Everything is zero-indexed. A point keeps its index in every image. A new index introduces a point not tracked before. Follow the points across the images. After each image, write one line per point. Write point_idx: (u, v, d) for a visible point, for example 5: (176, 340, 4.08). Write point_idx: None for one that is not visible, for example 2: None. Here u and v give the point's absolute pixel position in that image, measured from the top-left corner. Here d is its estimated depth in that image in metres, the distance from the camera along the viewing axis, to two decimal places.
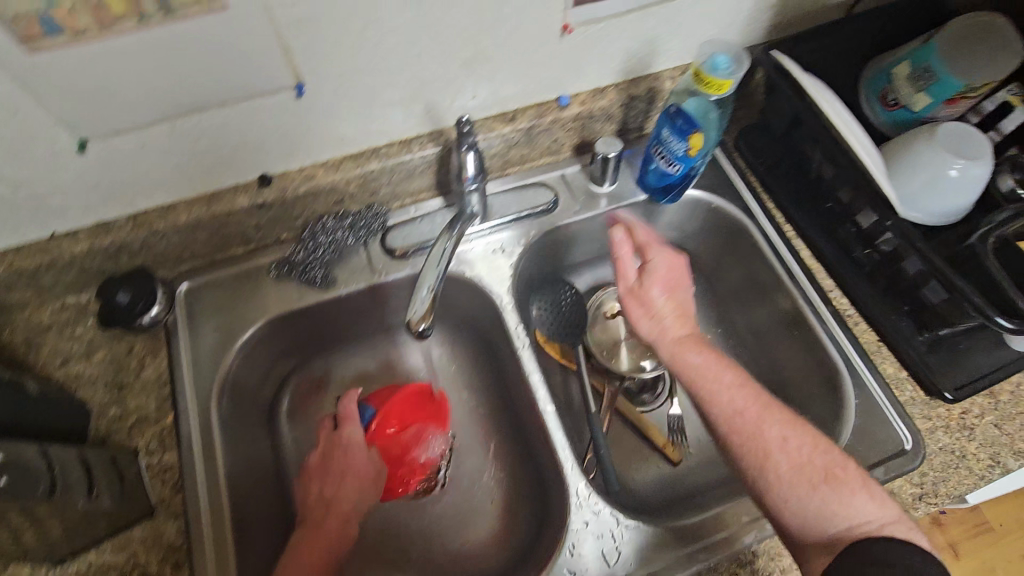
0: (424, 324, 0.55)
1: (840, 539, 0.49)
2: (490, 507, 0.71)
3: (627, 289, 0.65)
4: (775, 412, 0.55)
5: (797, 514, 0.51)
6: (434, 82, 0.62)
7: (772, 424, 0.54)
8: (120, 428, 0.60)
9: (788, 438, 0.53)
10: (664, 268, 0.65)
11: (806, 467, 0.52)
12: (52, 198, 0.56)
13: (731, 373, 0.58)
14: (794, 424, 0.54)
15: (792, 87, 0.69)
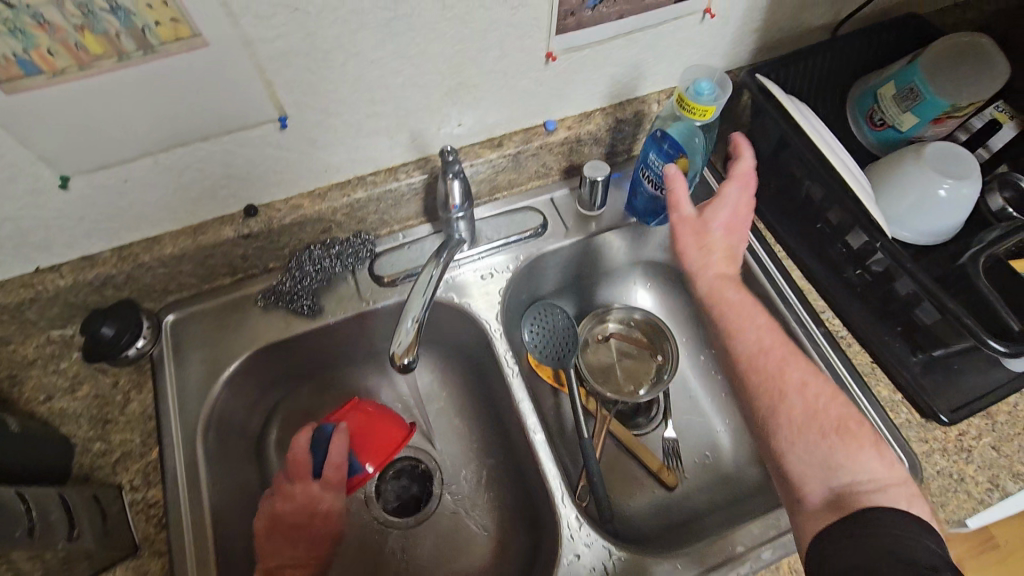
0: (408, 358, 0.54)
1: (839, 493, 0.50)
2: (484, 537, 0.70)
3: (679, 220, 0.64)
4: (798, 360, 0.57)
5: (803, 460, 0.53)
6: (418, 110, 0.62)
7: (792, 369, 0.56)
8: (104, 464, 0.59)
9: (808, 383, 0.55)
10: (741, 206, 0.64)
11: (825, 413, 0.54)
12: (35, 233, 0.56)
13: (764, 316, 0.60)
14: (816, 373, 0.56)
15: (777, 110, 0.69)
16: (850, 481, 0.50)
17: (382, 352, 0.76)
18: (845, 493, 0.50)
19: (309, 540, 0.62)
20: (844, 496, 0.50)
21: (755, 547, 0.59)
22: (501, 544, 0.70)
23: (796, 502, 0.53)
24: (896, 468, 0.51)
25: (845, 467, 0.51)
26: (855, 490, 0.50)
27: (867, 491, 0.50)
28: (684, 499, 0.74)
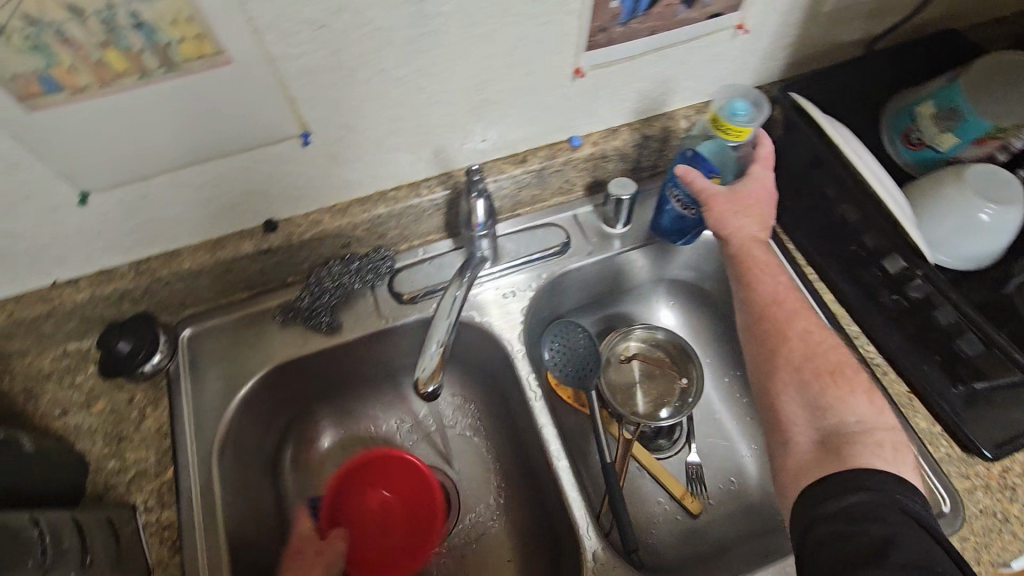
0: (432, 384, 0.54)
1: (828, 435, 0.52)
2: (506, 564, 0.69)
3: (705, 197, 0.62)
4: (806, 311, 0.59)
5: (798, 399, 0.55)
6: (442, 127, 0.61)
7: (802, 318, 0.58)
8: (119, 482, 0.58)
9: (816, 331, 0.58)
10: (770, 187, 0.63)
11: (830, 358, 0.56)
12: (53, 248, 0.55)
13: (783, 273, 0.61)
14: (824, 325, 0.59)
15: (813, 129, 0.67)
16: (838, 420, 0.53)
17: (400, 368, 0.75)
18: (833, 435, 0.52)
19: None
20: (832, 437, 0.52)
21: None
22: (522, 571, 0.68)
23: (782, 444, 0.55)
24: (885, 415, 0.53)
25: (839, 410, 0.53)
26: (842, 431, 0.52)
27: (853, 432, 0.52)
28: (710, 527, 0.71)
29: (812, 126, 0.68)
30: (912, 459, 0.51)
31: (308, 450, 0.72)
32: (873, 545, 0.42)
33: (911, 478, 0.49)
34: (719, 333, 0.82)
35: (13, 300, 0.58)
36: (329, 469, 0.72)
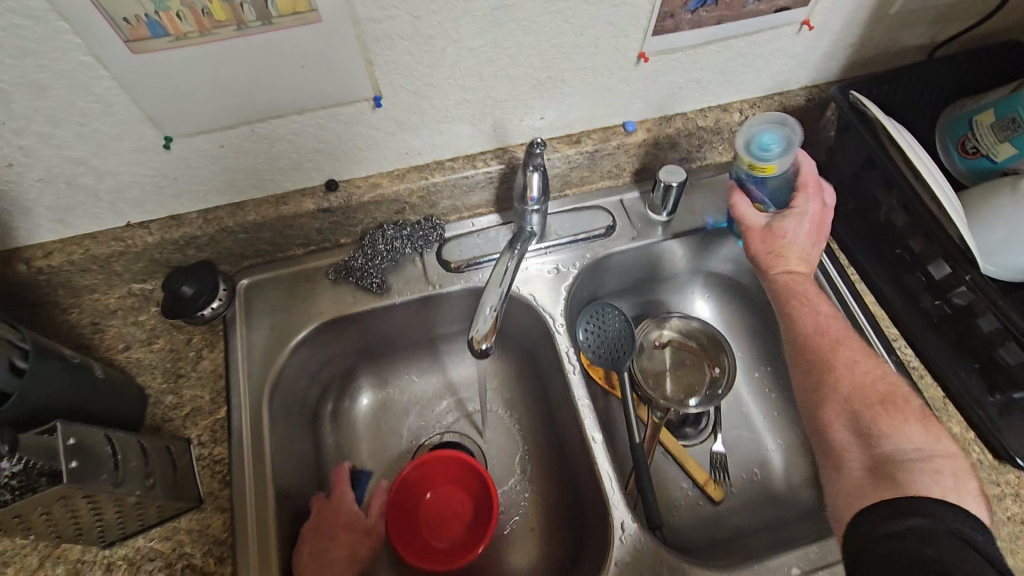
0: (486, 344, 0.55)
1: (881, 461, 0.54)
2: (529, 535, 0.71)
3: (748, 228, 0.67)
4: (854, 341, 0.61)
5: (845, 426, 0.57)
6: (505, 102, 0.62)
7: (847, 349, 0.60)
8: (175, 416, 0.62)
9: (863, 362, 0.59)
10: (815, 217, 0.65)
11: (883, 386, 0.58)
12: (131, 189, 0.58)
13: (828, 303, 0.64)
14: (872, 355, 0.61)
15: (868, 128, 0.68)
16: (893, 448, 0.54)
17: (441, 336, 0.78)
18: (886, 460, 0.54)
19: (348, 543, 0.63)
20: (886, 460, 0.54)
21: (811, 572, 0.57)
22: (546, 542, 0.70)
23: (834, 469, 0.57)
24: (940, 440, 0.54)
25: (896, 436, 0.54)
26: (898, 458, 0.53)
27: (910, 458, 0.53)
28: (733, 515, 0.73)
29: (868, 125, 0.68)
30: (975, 486, 0.52)
31: (348, 406, 0.75)
32: (927, 566, 0.43)
33: (973, 505, 0.50)
34: (754, 327, 0.83)
35: (88, 237, 0.62)
36: (366, 425, 0.75)
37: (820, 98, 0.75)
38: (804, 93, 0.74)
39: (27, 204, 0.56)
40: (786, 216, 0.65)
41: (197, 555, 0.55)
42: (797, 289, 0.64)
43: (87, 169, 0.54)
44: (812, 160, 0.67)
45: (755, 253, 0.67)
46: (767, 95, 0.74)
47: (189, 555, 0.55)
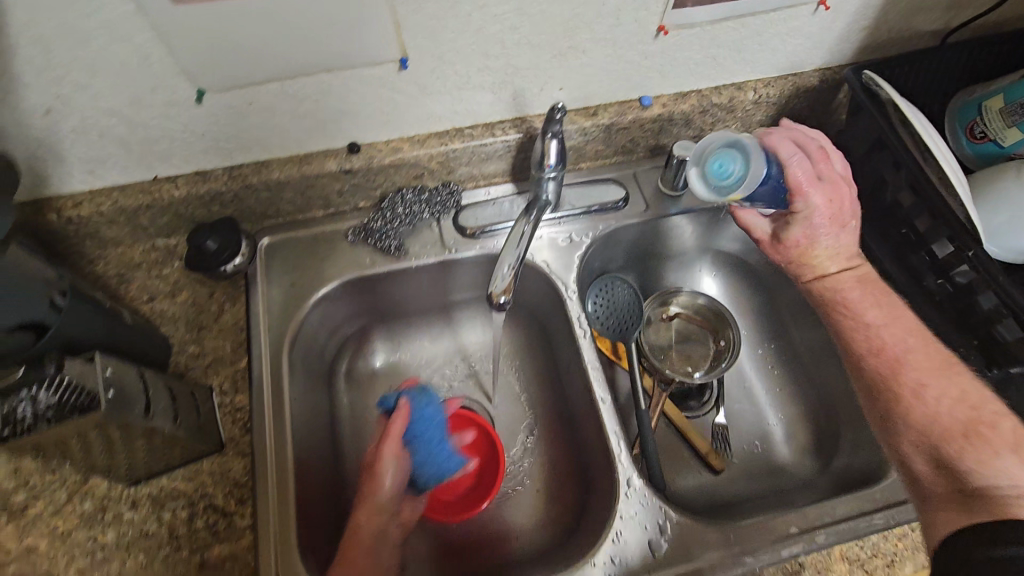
0: (504, 298, 0.58)
1: (972, 494, 0.51)
2: (535, 495, 0.73)
3: (759, 240, 0.67)
4: (928, 356, 0.58)
5: (924, 459, 0.55)
6: (526, 70, 0.64)
7: (916, 370, 0.58)
8: (197, 365, 0.64)
9: (932, 380, 0.57)
10: (824, 213, 0.63)
11: (963, 411, 0.55)
12: (160, 143, 0.60)
13: (877, 310, 0.62)
14: (947, 364, 0.58)
15: (879, 109, 0.69)
16: (987, 484, 0.50)
17: (454, 302, 0.80)
18: (978, 494, 0.50)
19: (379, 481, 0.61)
20: (981, 493, 0.50)
21: (809, 530, 0.59)
22: (550, 501, 0.72)
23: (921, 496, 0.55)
24: None
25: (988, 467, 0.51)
26: (993, 496, 0.50)
27: (1007, 495, 0.49)
28: (734, 484, 0.75)
29: (879, 107, 0.70)
30: None
31: (362, 366, 0.77)
32: None
33: None
34: (759, 305, 0.85)
35: (117, 189, 0.63)
36: (379, 385, 0.78)
37: (833, 79, 0.77)
38: (817, 75, 0.76)
39: (61, 154, 0.58)
40: (792, 225, 0.64)
41: (219, 496, 0.58)
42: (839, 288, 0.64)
43: (120, 120, 0.56)
44: (796, 152, 0.61)
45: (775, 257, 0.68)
46: (781, 75, 0.76)
47: (212, 496, 0.58)
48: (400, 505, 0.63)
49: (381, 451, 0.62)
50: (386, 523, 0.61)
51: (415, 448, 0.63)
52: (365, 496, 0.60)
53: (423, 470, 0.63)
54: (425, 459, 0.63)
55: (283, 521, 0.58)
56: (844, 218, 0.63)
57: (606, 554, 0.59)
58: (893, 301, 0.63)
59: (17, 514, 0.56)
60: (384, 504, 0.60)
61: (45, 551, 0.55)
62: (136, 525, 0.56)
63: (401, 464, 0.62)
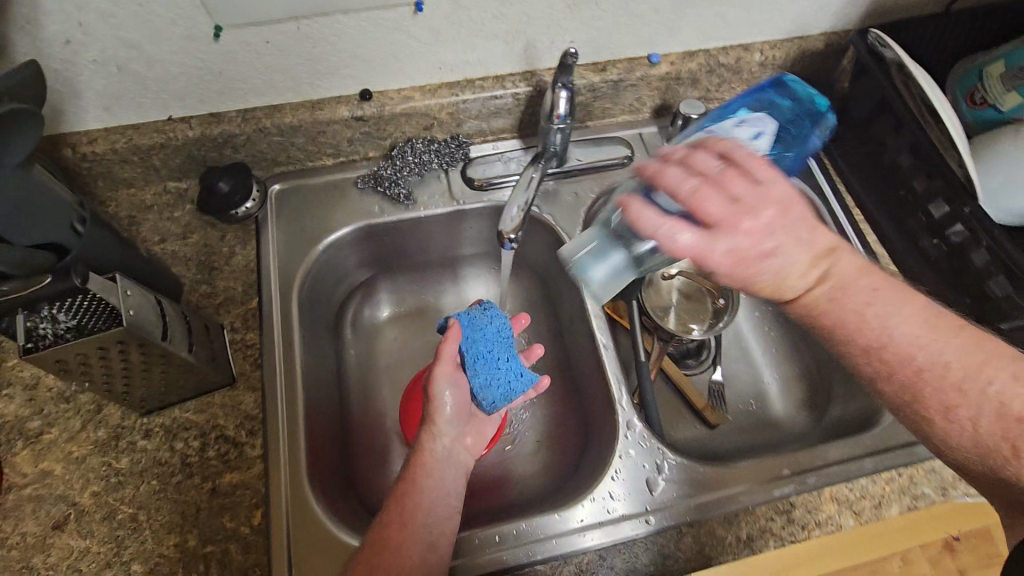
0: (513, 236, 0.60)
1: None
2: (534, 445, 0.75)
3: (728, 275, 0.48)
4: (953, 367, 0.46)
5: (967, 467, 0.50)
6: (538, 21, 0.64)
7: (939, 388, 0.47)
8: (209, 303, 0.65)
9: (958, 399, 0.46)
10: (740, 262, 0.47)
11: (1005, 421, 0.44)
12: (177, 81, 0.61)
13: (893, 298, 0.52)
14: (978, 371, 0.46)
15: (883, 70, 0.71)
16: None
17: (460, 257, 0.81)
18: None
19: (438, 410, 0.58)
20: None
21: (800, 473, 0.61)
22: (549, 449, 0.74)
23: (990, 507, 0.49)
24: None
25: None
26: None
27: None
28: (728, 437, 0.76)
29: (884, 70, 0.71)
30: None
31: (368, 316, 0.79)
32: None
33: None
34: None
35: (131, 128, 0.64)
36: (384, 335, 0.79)
37: (838, 44, 0.78)
38: (824, 39, 0.77)
39: (77, 87, 0.58)
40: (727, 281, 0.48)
41: (231, 427, 0.60)
42: (838, 294, 0.49)
43: (139, 54, 0.57)
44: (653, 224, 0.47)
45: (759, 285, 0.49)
46: (788, 37, 0.76)
47: (224, 427, 0.59)
48: (467, 427, 0.61)
49: (434, 376, 0.57)
50: (452, 444, 0.59)
51: (473, 370, 0.58)
52: (427, 420, 0.58)
53: (486, 392, 0.57)
54: (488, 379, 0.58)
55: (292, 452, 0.59)
56: (776, 249, 0.47)
57: (605, 489, 0.61)
58: (889, 294, 0.49)
59: (33, 440, 0.58)
60: (445, 425, 0.58)
61: (60, 475, 0.56)
62: (149, 453, 0.58)
63: (456, 386, 0.58)
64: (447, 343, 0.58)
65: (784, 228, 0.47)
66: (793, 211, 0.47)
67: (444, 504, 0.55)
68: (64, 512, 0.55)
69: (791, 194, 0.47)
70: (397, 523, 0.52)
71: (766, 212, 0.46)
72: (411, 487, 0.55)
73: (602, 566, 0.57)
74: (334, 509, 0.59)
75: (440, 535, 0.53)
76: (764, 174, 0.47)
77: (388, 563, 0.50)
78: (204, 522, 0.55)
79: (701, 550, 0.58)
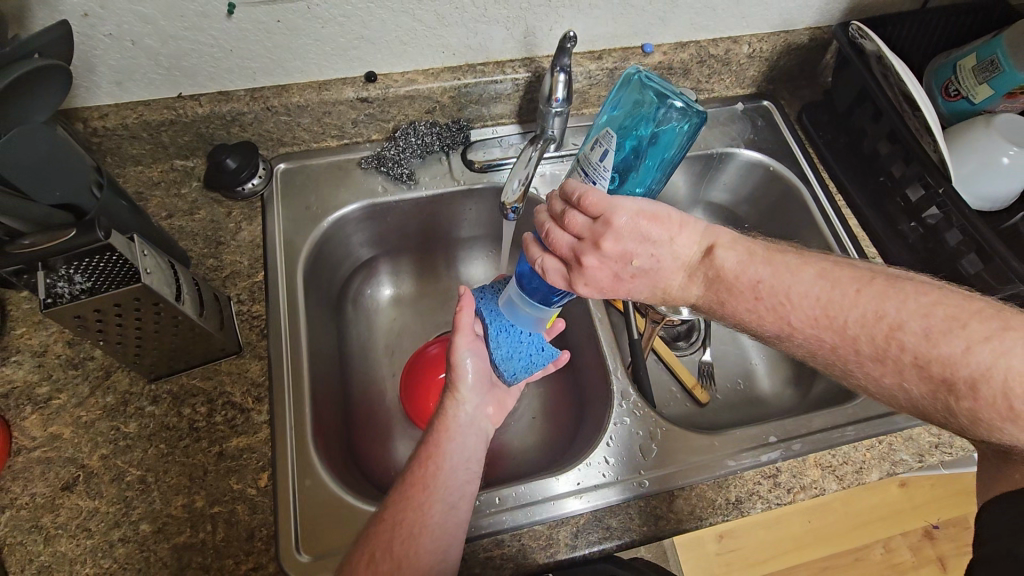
0: (514, 208, 0.63)
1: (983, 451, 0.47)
2: (531, 422, 0.77)
3: (603, 293, 0.52)
4: (863, 342, 0.49)
5: None
6: (537, 8, 0.67)
7: (859, 362, 0.50)
8: (216, 277, 0.67)
9: (878, 369, 0.49)
10: (604, 283, 0.51)
11: (929, 381, 0.46)
12: (188, 58, 0.62)
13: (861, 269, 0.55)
14: (886, 342, 0.48)
15: (863, 61, 0.74)
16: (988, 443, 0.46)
17: (458, 238, 0.84)
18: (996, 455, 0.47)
19: (461, 377, 0.59)
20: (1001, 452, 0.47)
21: (785, 440, 0.64)
22: (548, 424, 0.76)
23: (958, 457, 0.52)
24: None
25: (986, 430, 0.45)
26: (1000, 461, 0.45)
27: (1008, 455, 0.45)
28: (718, 413, 0.79)
29: (866, 62, 0.74)
30: None
31: (369, 294, 0.82)
32: None
33: None
34: None
35: (142, 104, 0.66)
36: (384, 314, 0.82)
37: (822, 39, 0.82)
38: (808, 33, 0.81)
39: (92, 61, 0.60)
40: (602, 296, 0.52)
41: (237, 393, 0.61)
42: (726, 296, 0.52)
43: (154, 29, 0.59)
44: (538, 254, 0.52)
45: (634, 292, 0.53)
46: (775, 31, 0.80)
47: (230, 393, 0.61)
48: (490, 397, 0.61)
49: (453, 346, 0.59)
50: (476, 413, 0.60)
51: (495, 342, 0.58)
52: (451, 387, 0.59)
53: (508, 363, 0.58)
54: (509, 352, 0.58)
55: (298, 417, 0.61)
56: (634, 271, 0.51)
57: (599, 455, 0.63)
58: (775, 276, 0.52)
59: (41, 405, 0.59)
60: (469, 393, 0.59)
61: (69, 438, 0.57)
62: (157, 418, 0.59)
63: (477, 355, 0.59)
64: (463, 314, 0.59)
65: (640, 252, 0.51)
66: (640, 232, 0.50)
67: (466, 470, 0.57)
68: (72, 474, 0.56)
69: (638, 216, 0.49)
70: (419, 485, 0.54)
71: (617, 243, 0.49)
72: (433, 452, 0.57)
73: (597, 527, 0.59)
74: (340, 475, 0.61)
75: (461, 498, 0.55)
76: (604, 207, 0.49)
77: (412, 520, 0.53)
78: (212, 484, 0.57)
79: (692, 510, 0.60)
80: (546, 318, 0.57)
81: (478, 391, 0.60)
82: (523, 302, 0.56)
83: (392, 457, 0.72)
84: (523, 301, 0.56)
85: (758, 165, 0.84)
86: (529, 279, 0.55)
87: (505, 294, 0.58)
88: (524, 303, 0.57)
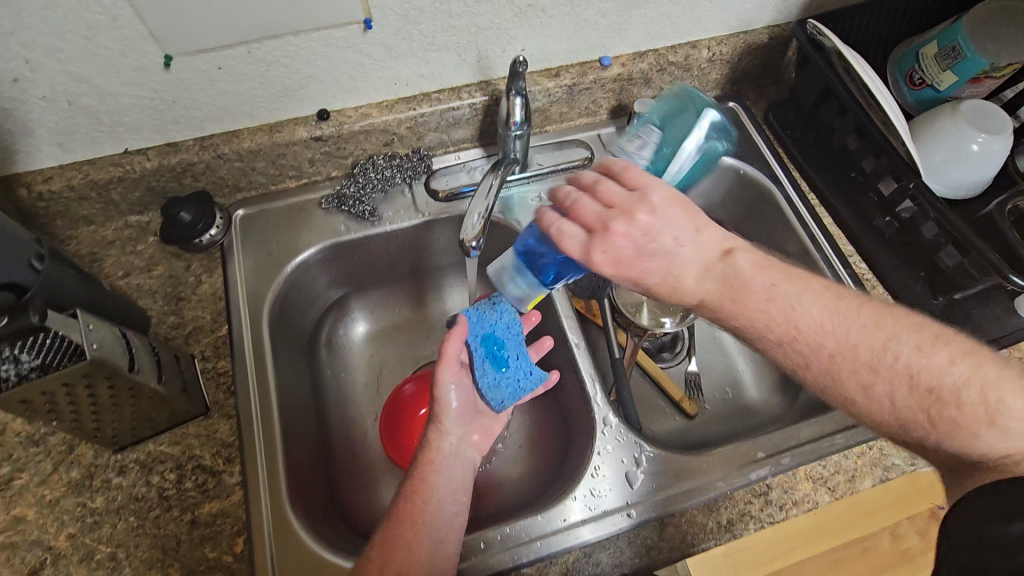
0: (476, 243, 0.60)
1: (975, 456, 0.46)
2: (517, 453, 0.75)
3: (616, 269, 0.50)
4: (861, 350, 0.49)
5: None
6: (487, 31, 0.65)
7: (851, 369, 0.49)
8: (178, 335, 0.65)
9: (871, 377, 0.48)
10: (620, 258, 0.49)
11: (917, 392, 0.47)
12: (130, 112, 0.60)
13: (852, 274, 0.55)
14: (881, 351, 0.48)
15: (824, 57, 0.73)
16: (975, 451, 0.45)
17: (432, 267, 0.82)
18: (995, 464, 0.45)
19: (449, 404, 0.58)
20: (990, 465, 0.45)
21: (775, 454, 0.62)
22: (535, 454, 0.75)
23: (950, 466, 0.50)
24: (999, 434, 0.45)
25: None
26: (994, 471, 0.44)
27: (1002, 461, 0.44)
28: (707, 426, 0.78)
29: (826, 59, 0.73)
30: None
31: (343, 333, 0.80)
32: None
33: None
34: None
35: (86, 164, 0.64)
36: (358, 353, 0.80)
37: (782, 36, 0.80)
38: (767, 32, 0.79)
39: (29, 125, 0.58)
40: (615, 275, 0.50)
41: (207, 455, 0.59)
42: (740, 293, 0.50)
43: (90, 87, 0.57)
44: (554, 216, 0.51)
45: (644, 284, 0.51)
46: (734, 33, 0.79)
47: (200, 456, 0.59)
48: (476, 424, 0.60)
49: (437, 378, 0.57)
50: (461, 442, 0.58)
51: (482, 370, 0.57)
52: (435, 418, 0.57)
53: (496, 392, 0.57)
54: (497, 380, 0.57)
55: (272, 472, 0.59)
56: (656, 249, 0.50)
57: (586, 487, 0.61)
58: (784, 282, 0.51)
59: (3, 487, 0.56)
60: (453, 424, 0.57)
61: (33, 519, 0.55)
62: (124, 489, 0.57)
63: (460, 383, 0.58)
64: (450, 342, 0.56)
65: (666, 233, 0.50)
66: (674, 214, 0.51)
67: (453, 502, 0.55)
68: (39, 557, 0.54)
69: (672, 199, 0.51)
70: (408, 523, 0.53)
71: (652, 211, 0.50)
72: (418, 491, 0.54)
73: (587, 563, 0.57)
74: (319, 530, 0.59)
75: (450, 531, 0.53)
76: (643, 183, 0.51)
77: (401, 561, 0.51)
78: (186, 555, 0.55)
79: (684, 538, 0.59)
80: (531, 297, 0.58)
81: (462, 423, 0.58)
82: (512, 280, 0.56)
83: (376, 503, 0.70)
84: (512, 279, 0.56)
85: (729, 169, 0.81)
86: (529, 255, 0.54)
87: (494, 268, 0.58)
88: (512, 281, 0.56)
